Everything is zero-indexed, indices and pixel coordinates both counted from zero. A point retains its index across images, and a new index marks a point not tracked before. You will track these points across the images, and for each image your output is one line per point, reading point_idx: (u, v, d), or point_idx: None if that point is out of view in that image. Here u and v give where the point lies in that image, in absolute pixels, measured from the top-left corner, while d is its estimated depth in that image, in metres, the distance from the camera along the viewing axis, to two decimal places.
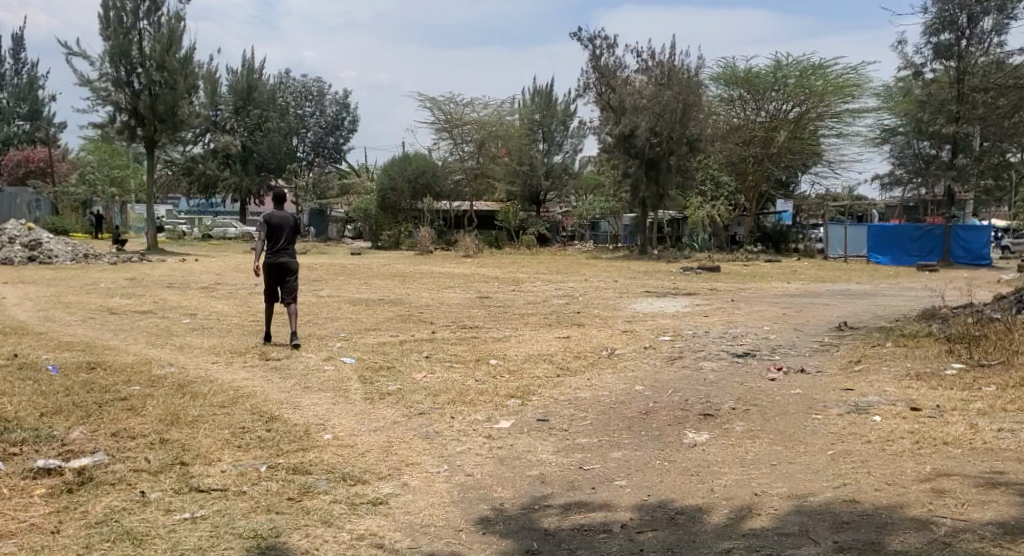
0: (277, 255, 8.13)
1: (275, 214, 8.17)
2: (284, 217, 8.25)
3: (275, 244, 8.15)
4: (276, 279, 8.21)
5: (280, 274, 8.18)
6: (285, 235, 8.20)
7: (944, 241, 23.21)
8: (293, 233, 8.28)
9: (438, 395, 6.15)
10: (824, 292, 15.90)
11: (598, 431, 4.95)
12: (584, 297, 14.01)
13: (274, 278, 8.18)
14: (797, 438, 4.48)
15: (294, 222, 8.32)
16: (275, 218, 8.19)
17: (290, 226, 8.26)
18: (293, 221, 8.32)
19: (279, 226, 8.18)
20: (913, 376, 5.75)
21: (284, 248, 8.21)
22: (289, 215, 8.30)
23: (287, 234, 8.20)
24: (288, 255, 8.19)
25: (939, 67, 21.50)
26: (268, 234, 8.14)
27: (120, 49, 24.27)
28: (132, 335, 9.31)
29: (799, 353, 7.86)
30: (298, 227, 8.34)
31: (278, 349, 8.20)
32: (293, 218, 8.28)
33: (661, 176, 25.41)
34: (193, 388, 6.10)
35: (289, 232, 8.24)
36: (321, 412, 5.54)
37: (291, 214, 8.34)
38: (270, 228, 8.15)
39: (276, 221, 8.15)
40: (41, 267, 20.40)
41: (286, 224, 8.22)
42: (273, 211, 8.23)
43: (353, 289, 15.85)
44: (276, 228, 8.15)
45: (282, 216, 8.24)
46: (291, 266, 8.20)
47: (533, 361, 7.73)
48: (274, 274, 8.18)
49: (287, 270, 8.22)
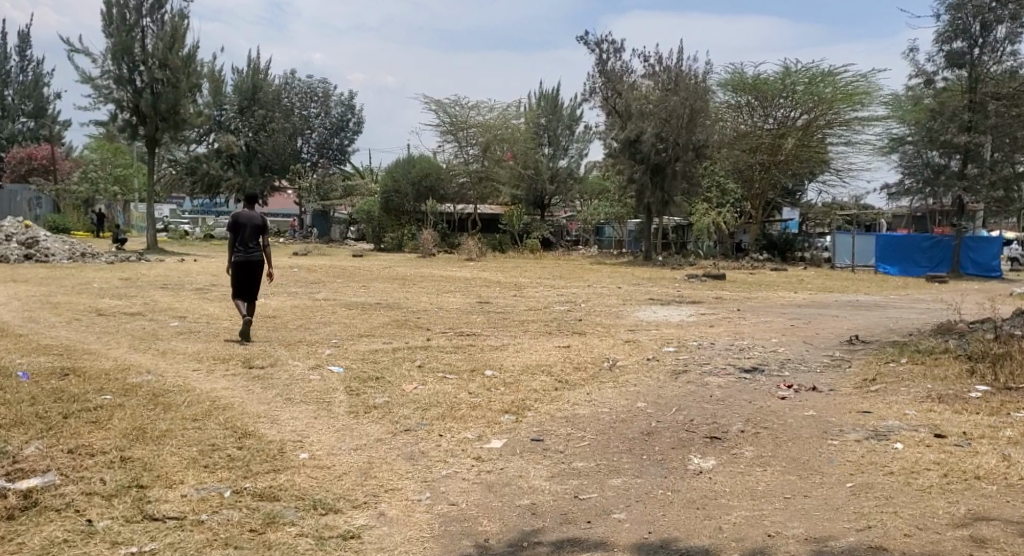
0: (239, 254, 8.43)
1: (240, 213, 8.48)
2: (251, 216, 8.54)
3: (237, 243, 8.45)
4: (241, 277, 8.49)
5: (245, 271, 8.46)
6: (251, 233, 8.49)
7: (954, 252, 22.82)
8: (256, 232, 8.50)
9: (428, 410, 5.79)
10: (833, 302, 15.48)
11: (595, 454, 4.59)
12: (587, 304, 13.67)
13: (239, 275, 8.47)
14: (812, 467, 4.11)
15: (260, 222, 8.54)
16: (240, 217, 8.50)
17: (256, 226, 8.53)
18: (259, 221, 8.60)
19: (242, 226, 8.46)
20: (934, 398, 5.38)
21: (246, 247, 8.47)
22: (257, 214, 8.58)
23: (252, 232, 8.48)
24: (247, 253, 8.44)
25: (951, 75, 20.99)
26: (234, 233, 8.45)
27: (122, 46, 23.96)
28: (115, 338, 8.97)
29: (810, 369, 7.49)
30: (265, 226, 8.56)
31: (264, 356, 7.84)
32: (260, 218, 8.55)
33: (666, 182, 25.05)
34: (167, 398, 5.75)
35: (252, 230, 8.48)
36: (300, 428, 5.21)
37: (259, 213, 8.61)
38: (235, 227, 8.46)
39: (239, 221, 8.46)
40: (36, 265, 20.11)
41: (252, 223, 8.49)
42: (241, 211, 8.54)
43: (350, 292, 15.50)
44: (241, 227, 8.46)
45: (249, 215, 8.54)
46: (255, 263, 8.47)
47: (530, 371, 7.38)
48: (238, 271, 8.48)
49: (252, 267, 8.50)
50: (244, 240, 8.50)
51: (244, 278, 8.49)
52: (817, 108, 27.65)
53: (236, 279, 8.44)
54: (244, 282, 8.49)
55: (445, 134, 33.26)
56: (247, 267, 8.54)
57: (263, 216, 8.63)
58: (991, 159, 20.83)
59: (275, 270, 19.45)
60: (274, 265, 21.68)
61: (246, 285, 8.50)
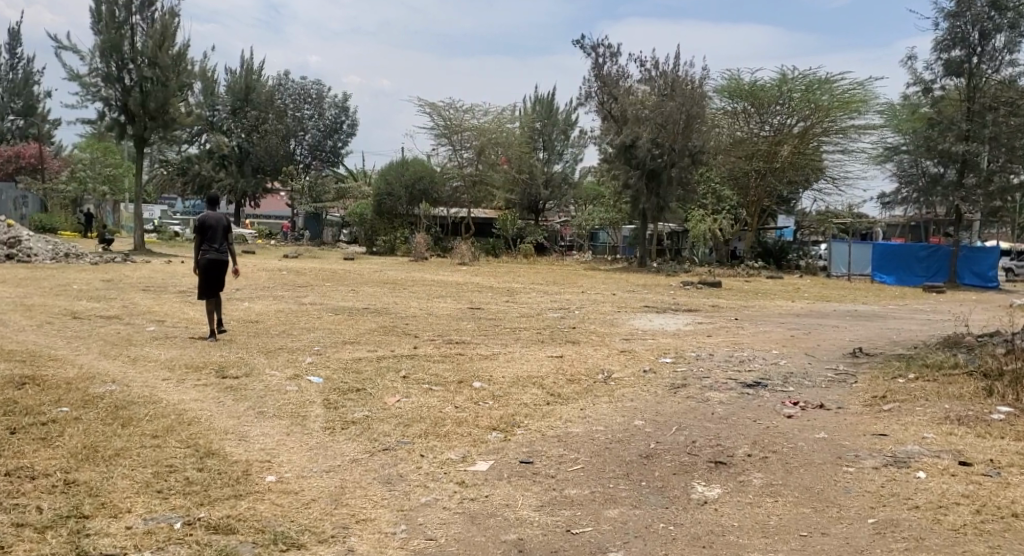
0: (211, 255, 8.44)
1: (208, 214, 8.47)
2: (217, 217, 8.55)
3: (208, 243, 8.44)
4: (208, 277, 8.48)
5: (212, 270, 8.43)
6: (218, 234, 8.48)
7: (952, 262, 22.54)
8: (225, 232, 8.57)
9: (410, 426, 5.40)
10: (832, 312, 15.10)
11: (589, 479, 4.20)
12: (581, 311, 13.26)
13: (206, 275, 8.45)
14: (827, 498, 3.76)
15: (226, 223, 8.62)
16: (208, 219, 8.48)
17: (223, 226, 8.55)
18: (224, 222, 8.64)
19: (212, 227, 8.48)
20: (952, 419, 5.01)
21: (217, 247, 8.50)
22: (222, 216, 8.60)
23: (220, 234, 8.49)
24: (219, 253, 8.49)
25: (950, 83, 20.74)
26: (202, 233, 8.44)
27: (110, 43, 23.48)
28: (86, 344, 8.55)
29: (814, 384, 7.12)
30: (231, 227, 8.65)
31: (240, 364, 7.42)
32: (226, 219, 8.57)
33: (661, 188, 24.74)
34: (129, 411, 5.33)
35: (221, 231, 8.54)
36: (269, 446, 4.82)
37: (225, 215, 8.65)
38: (204, 227, 8.44)
39: (209, 221, 8.46)
40: (18, 266, 19.67)
41: (219, 224, 8.50)
42: (207, 212, 8.53)
43: (338, 296, 15.09)
44: (209, 228, 8.45)
45: (215, 216, 8.54)
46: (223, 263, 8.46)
47: (521, 383, 6.98)
48: (206, 270, 8.46)
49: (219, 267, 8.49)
50: (213, 241, 8.50)
51: (209, 278, 8.48)
52: (815, 115, 27.35)
53: (203, 279, 8.42)
54: (210, 282, 8.48)
55: (439, 137, 32.88)
56: (214, 268, 8.53)
57: (225, 217, 8.69)
58: (989, 168, 20.38)
59: (263, 275, 19.03)
60: (263, 269, 21.27)
61: (213, 285, 8.49)
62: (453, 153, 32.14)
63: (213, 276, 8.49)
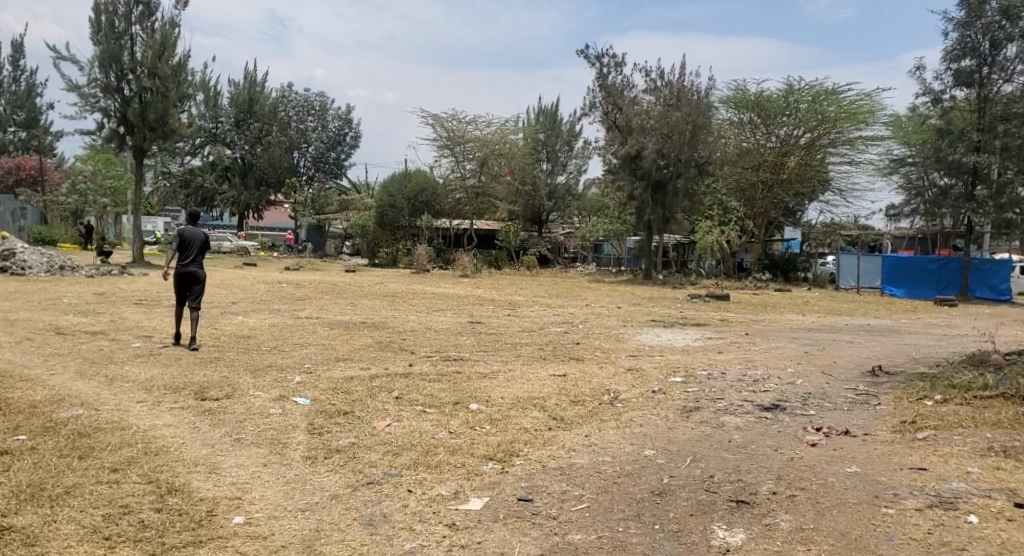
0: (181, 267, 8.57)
1: (185, 228, 8.68)
2: (195, 233, 8.74)
3: (181, 257, 8.62)
4: (181, 289, 8.64)
5: (187, 282, 8.62)
6: (194, 248, 8.67)
7: (963, 275, 21.94)
8: (201, 248, 8.71)
9: (399, 455, 4.94)
10: (844, 327, 14.59)
11: (595, 522, 3.76)
12: (585, 325, 12.77)
13: (181, 287, 8.64)
14: (865, 548, 3.32)
15: (203, 239, 8.76)
16: (185, 234, 8.70)
17: (200, 243, 8.73)
18: (203, 238, 8.78)
19: (187, 241, 8.66)
20: (997, 450, 4.55)
21: (188, 261, 8.64)
22: (201, 232, 8.81)
23: (195, 248, 8.67)
24: (189, 267, 8.61)
25: (959, 93, 20.27)
26: (177, 246, 8.64)
27: (109, 54, 23.14)
28: (63, 362, 8.13)
29: (834, 406, 6.64)
30: (208, 244, 8.78)
31: (222, 384, 6.96)
32: (205, 235, 8.78)
33: (667, 199, 24.36)
34: (92, 440, 4.89)
35: (196, 247, 8.69)
36: (241, 480, 4.38)
37: (204, 232, 8.81)
38: (180, 242, 8.65)
39: (185, 236, 8.67)
40: (12, 279, 19.28)
41: (196, 240, 8.70)
42: (186, 227, 8.75)
43: (335, 310, 14.63)
44: (186, 242, 8.65)
45: (193, 232, 8.76)
46: (197, 277, 8.64)
47: (521, 406, 6.52)
48: (179, 282, 8.62)
49: (194, 280, 8.67)
50: (187, 255, 8.66)
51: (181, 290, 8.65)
52: (820, 127, 27.00)
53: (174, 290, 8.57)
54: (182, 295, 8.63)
55: (442, 148, 32.38)
56: (187, 280, 8.70)
57: (205, 234, 8.85)
58: (999, 180, 19.84)
59: (260, 287, 18.62)
60: (262, 281, 20.89)
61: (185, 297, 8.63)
62: (456, 164, 32.33)
63: (184, 289, 8.63)
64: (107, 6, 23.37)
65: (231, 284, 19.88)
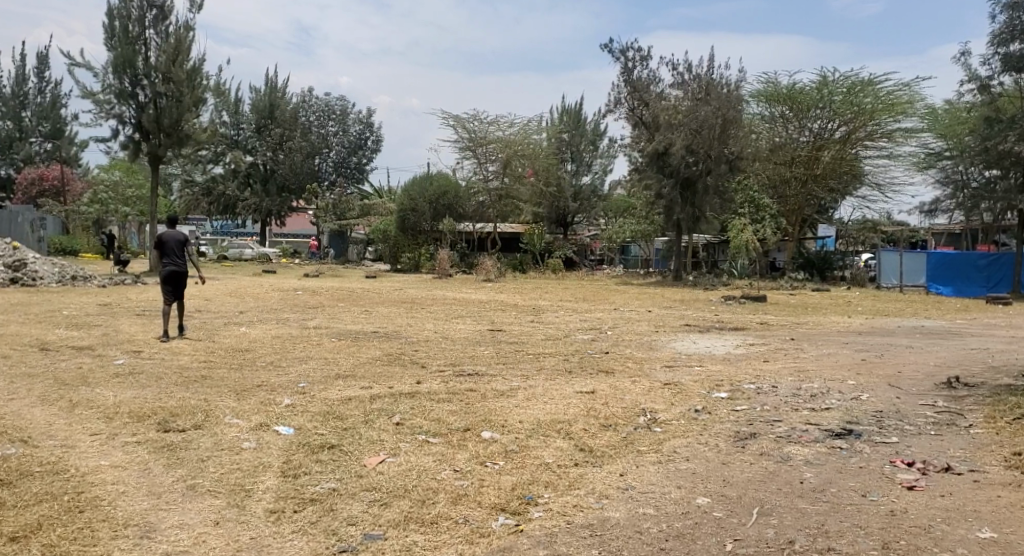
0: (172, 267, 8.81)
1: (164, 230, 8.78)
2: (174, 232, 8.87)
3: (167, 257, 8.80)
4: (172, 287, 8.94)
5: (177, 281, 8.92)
6: (176, 246, 8.85)
7: (1014, 270, 20.50)
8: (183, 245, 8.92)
9: (388, 506, 3.96)
10: (898, 329, 13.35)
11: None
12: (615, 332, 11.70)
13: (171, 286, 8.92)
14: None
15: (182, 235, 8.95)
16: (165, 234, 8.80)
17: (179, 239, 8.91)
18: (181, 233, 8.96)
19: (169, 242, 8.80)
20: None
21: (175, 259, 8.87)
22: (179, 230, 8.99)
23: (177, 246, 8.86)
24: (178, 266, 8.88)
25: (1009, 79, 18.77)
26: (160, 248, 8.80)
27: (124, 59, 22.45)
28: (30, 384, 7.24)
29: (919, 430, 5.52)
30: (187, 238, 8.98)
31: (196, 411, 5.99)
32: (182, 232, 8.94)
33: (697, 197, 23.13)
34: (10, 492, 3.97)
35: (179, 245, 8.87)
36: (181, 548, 3.43)
37: (180, 229, 8.95)
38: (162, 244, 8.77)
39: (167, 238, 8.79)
40: (19, 290, 18.63)
41: (176, 238, 8.86)
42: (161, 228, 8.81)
43: (346, 319, 13.71)
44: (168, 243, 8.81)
45: (171, 231, 8.89)
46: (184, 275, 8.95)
47: (542, 433, 5.49)
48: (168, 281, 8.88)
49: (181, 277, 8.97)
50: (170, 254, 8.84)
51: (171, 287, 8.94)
52: (857, 119, 25.66)
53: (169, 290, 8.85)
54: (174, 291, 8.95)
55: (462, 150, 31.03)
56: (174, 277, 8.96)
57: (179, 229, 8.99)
58: None
59: (274, 295, 17.78)
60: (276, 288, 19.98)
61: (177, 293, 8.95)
62: (477, 166, 31.34)
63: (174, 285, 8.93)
64: (121, 10, 22.65)
65: (242, 292, 19.01)
